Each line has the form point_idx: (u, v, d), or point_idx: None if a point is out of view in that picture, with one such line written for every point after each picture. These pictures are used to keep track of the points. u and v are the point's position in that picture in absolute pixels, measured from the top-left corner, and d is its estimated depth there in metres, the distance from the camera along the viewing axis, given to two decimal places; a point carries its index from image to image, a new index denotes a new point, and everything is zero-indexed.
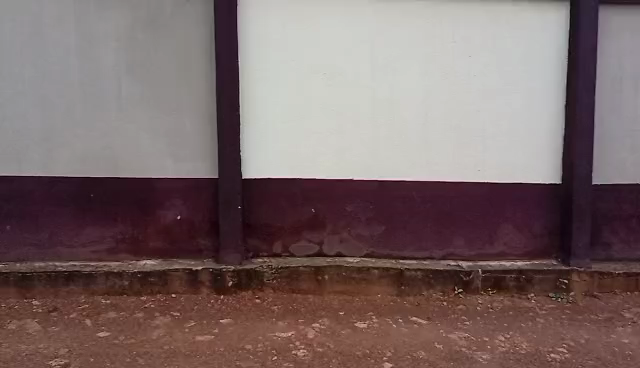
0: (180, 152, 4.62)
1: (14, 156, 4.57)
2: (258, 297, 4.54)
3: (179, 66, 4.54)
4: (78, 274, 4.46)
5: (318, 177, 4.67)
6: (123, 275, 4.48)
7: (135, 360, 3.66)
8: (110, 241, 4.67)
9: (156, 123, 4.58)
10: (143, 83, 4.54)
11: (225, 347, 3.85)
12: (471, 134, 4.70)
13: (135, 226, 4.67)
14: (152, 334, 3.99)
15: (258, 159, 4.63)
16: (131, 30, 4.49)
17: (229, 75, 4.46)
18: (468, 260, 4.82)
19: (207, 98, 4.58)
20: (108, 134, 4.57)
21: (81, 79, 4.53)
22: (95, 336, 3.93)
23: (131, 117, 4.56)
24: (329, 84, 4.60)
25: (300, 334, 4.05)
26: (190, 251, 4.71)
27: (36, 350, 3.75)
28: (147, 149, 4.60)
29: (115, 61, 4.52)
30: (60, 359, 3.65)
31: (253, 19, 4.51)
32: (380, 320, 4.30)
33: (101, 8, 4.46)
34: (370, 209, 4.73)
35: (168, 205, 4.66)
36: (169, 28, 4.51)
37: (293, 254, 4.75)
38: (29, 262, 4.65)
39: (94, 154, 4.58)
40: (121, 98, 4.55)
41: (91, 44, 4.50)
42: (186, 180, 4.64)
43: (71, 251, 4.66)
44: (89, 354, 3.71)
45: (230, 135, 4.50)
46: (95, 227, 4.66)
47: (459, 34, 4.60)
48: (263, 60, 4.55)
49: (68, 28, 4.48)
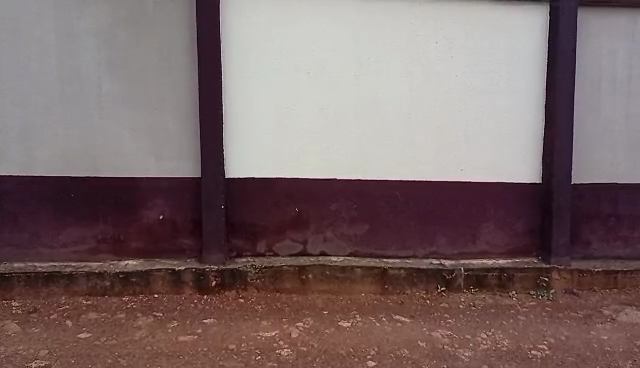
0: (162, 151, 4.58)
1: None
2: (242, 297, 4.52)
3: (161, 64, 4.50)
4: (59, 274, 4.40)
5: (301, 177, 4.67)
6: (104, 275, 4.43)
7: (117, 361, 3.62)
8: (91, 241, 4.61)
9: (138, 122, 4.54)
10: (124, 82, 4.49)
11: (209, 347, 3.83)
12: (453, 134, 4.74)
13: (117, 225, 4.62)
14: (134, 335, 3.95)
15: (241, 159, 4.61)
16: (111, 28, 4.44)
17: (212, 73, 4.44)
18: (451, 259, 4.87)
19: (189, 97, 4.55)
20: (89, 132, 4.51)
21: (61, 78, 4.46)
22: (76, 337, 3.88)
23: (112, 116, 4.51)
24: (313, 83, 4.60)
25: (284, 334, 4.05)
26: (173, 251, 4.67)
27: (15, 352, 3.68)
28: (129, 148, 4.55)
29: (95, 59, 4.46)
30: (40, 361, 3.60)
31: (236, 18, 4.49)
32: (364, 318, 4.32)
33: (82, 5, 4.41)
34: (354, 208, 4.75)
35: (150, 205, 4.62)
36: (151, 26, 4.47)
37: (277, 254, 4.75)
38: (8, 262, 4.57)
39: (75, 154, 4.52)
40: (102, 97, 4.49)
41: (71, 41, 4.44)
42: (168, 179, 4.60)
43: (51, 251, 4.60)
44: (69, 355, 3.66)
45: (213, 134, 4.48)
46: (76, 227, 4.60)
47: (441, 35, 4.64)
48: (246, 59, 4.53)
49: (48, 25, 4.41)
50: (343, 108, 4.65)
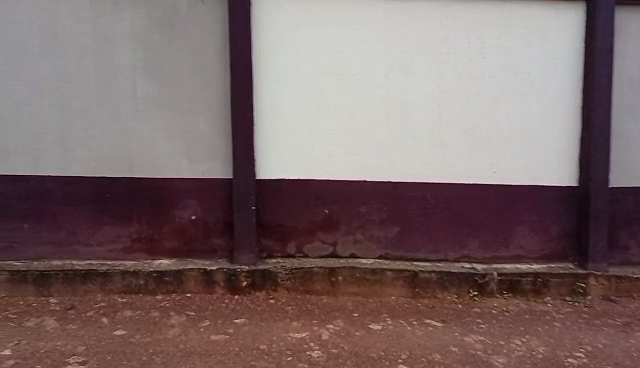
0: (194, 152, 4.65)
1: (30, 156, 4.59)
2: (272, 298, 4.55)
3: (194, 67, 4.57)
4: (95, 273, 4.51)
5: (331, 178, 4.68)
6: (139, 274, 4.53)
7: (151, 359, 3.69)
8: (126, 240, 4.71)
9: (171, 124, 4.62)
10: (158, 84, 4.58)
11: (240, 347, 3.87)
12: (486, 136, 4.67)
13: (150, 225, 4.70)
14: (168, 333, 4.02)
15: (272, 160, 4.64)
16: (146, 31, 4.53)
17: (244, 75, 4.49)
18: (483, 262, 4.79)
19: (221, 99, 4.60)
20: (124, 133, 4.60)
21: (98, 80, 4.56)
22: (112, 334, 3.98)
23: (147, 117, 4.60)
24: (342, 84, 4.60)
25: (314, 336, 4.06)
26: (205, 251, 4.73)
27: (54, 348, 3.79)
28: (162, 149, 4.63)
29: (130, 62, 4.55)
30: (77, 357, 3.70)
31: (268, 21, 4.52)
32: (395, 322, 4.30)
33: (118, 9, 4.50)
34: (384, 210, 4.72)
35: (183, 205, 4.70)
36: (184, 29, 4.54)
37: (307, 255, 4.75)
38: (47, 260, 4.69)
39: (110, 155, 4.62)
40: (137, 99, 4.58)
41: (107, 44, 4.53)
42: (200, 180, 4.67)
43: (88, 249, 4.70)
44: (106, 352, 3.75)
45: (245, 135, 4.53)
46: (112, 227, 4.70)
47: (473, 35, 4.57)
48: (277, 61, 4.56)
49: (85, 29, 4.52)
50: (373, 109, 4.63)
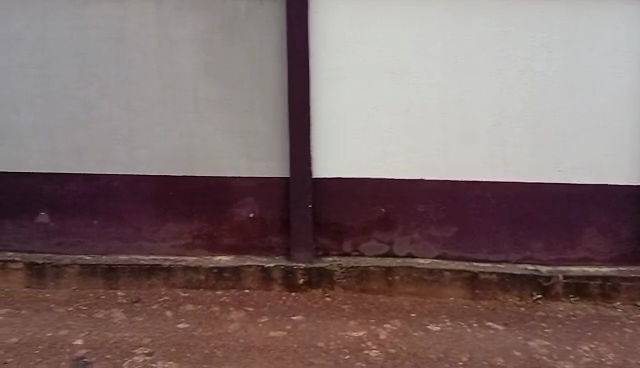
0: (253, 151, 4.74)
1: (99, 156, 4.79)
2: (329, 296, 4.58)
3: (253, 67, 4.66)
4: (159, 268, 4.69)
5: (387, 177, 4.64)
6: (200, 270, 4.67)
7: (213, 352, 3.81)
8: (188, 236, 4.85)
9: (231, 123, 4.73)
10: (218, 85, 4.70)
11: (299, 344, 3.92)
12: (550, 133, 4.49)
13: (210, 222, 4.83)
14: (228, 328, 4.13)
15: (329, 159, 4.66)
16: (207, 33, 4.65)
17: (301, 75, 4.53)
18: (547, 265, 4.61)
19: (279, 99, 4.67)
20: (186, 133, 4.75)
21: (161, 82, 4.71)
22: (175, 327, 4.12)
23: (208, 117, 4.73)
24: (399, 82, 4.55)
25: (371, 335, 4.05)
26: (262, 248, 4.82)
27: (122, 339, 3.97)
28: (222, 148, 4.75)
29: (192, 64, 4.69)
30: (144, 348, 3.86)
31: (324, 20, 4.54)
32: (454, 323, 4.23)
33: (180, 13, 4.63)
34: (442, 210, 4.64)
35: (242, 203, 4.80)
36: (244, 30, 4.63)
37: (363, 254, 4.74)
38: (114, 255, 4.88)
39: (173, 154, 4.77)
40: (198, 99, 4.72)
41: (170, 47, 4.67)
42: (259, 178, 4.76)
43: (152, 245, 4.87)
44: (170, 344, 3.89)
45: (302, 134, 4.57)
46: (174, 224, 4.85)
47: (536, 29, 4.41)
48: (333, 61, 4.57)
49: (149, 32, 4.66)
50: (430, 108, 4.55)
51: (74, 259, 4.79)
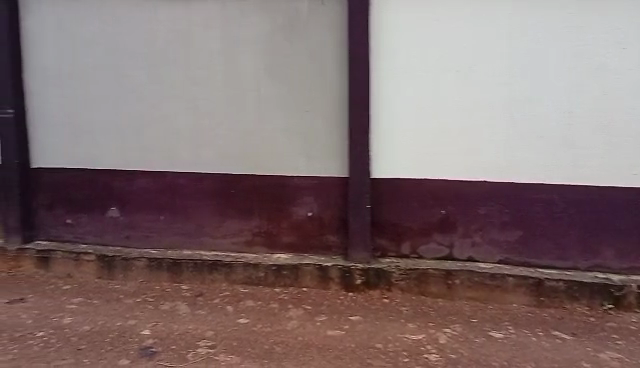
0: (312, 151, 4.78)
1: (165, 155, 4.98)
2: (387, 297, 4.55)
3: (313, 68, 4.70)
4: (220, 263, 4.83)
5: (448, 178, 4.55)
6: (259, 267, 4.77)
7: (273, 348, 3.87)
8: (248, 234, 4.96)
9: (291, 123, 4.79)
10: (279, 85, 4.77)
11: (356, 344, 3.92)
12: (623, 134, 4.26)
13: (270, 221, 4.92)
14: (287, 325, 4.19)
15: (387, 159, 4.63)
16: (269, 35, 4.73)
17: (361, 75, 4.53)
18: (618, 273, 4.38)
19: (338, 99, 4.69)
20: (247, 133, 4.86)
21: (224, 84, 4.84)
22: (236, 322, 4.23)
23: (268, 117, 4.82)
24: (461, 82, 4.45)
25: (431, 338, 4.00)
26: (320, 247, 4.86)
27: (186, 330, 4.09)
28: (282, 148, 4.83)
29: (254, 65, 4.79)
30: (207, 341, 3.95)
31: (386, 19, 4.50)
32: (517, 331, 4.10)
33: (243, 15, 4.74)
34: (506, 213, 4.50)
35: (300, 202, 4.85)
36: (305, 31, 4.68)
37: (422, 256, 4.68)
38: (179, 250, 5.06)
39: (235, 153, 4.89)
40: (259, 100, 4.81)
41: (234, 49, 4.79)
42: (317, 178, 4.80)
43: (214, 241, 5.02)
44: (231, 338, 3.99)
45: (361, 134, 4.57)
46: (235, 221, 4.98)
47: (610, 25, 4.18)
48: (394, 60, 4.53)
49: (214, 34, 4.80)
50: (494, 108, 4.42)
51: (142, 253, 5.00)
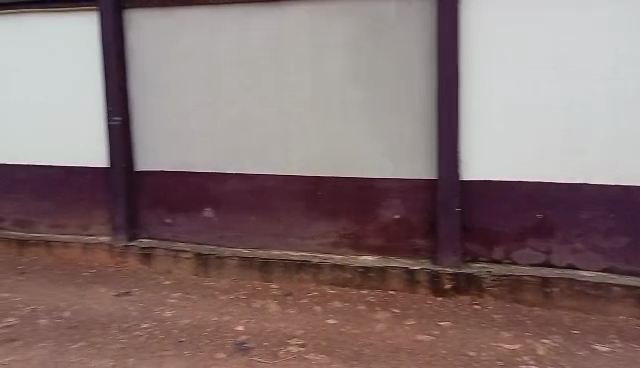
0: (398, 152, 4.74)
1: (255, 158, 5.15)
2: (478, 303, 4.43)
3: (400, 69, 4.67)
4: (308, 264, 4.92)
5: (545, 180, 4.32)
6: (346, 268, 4.81)
7: (362, 350, 3.88)
8: (334, 235, 5.01)
9: (376, 125, 4.79)
10: (365, 88, 4.79)
11: (448, 351, 3.83)
12: None
13: (356, 222, 4.94)
14: (375, 327, 4.18)
15: (478, 161, 4.48)
16: (356, 38, 4.76)
17: (451, 75, 4.42)
18: None
19: (425, 100, 4.63)
20: (333, 135, 4.92)
21: (311, 88, 4.94)
22: (325, 322, 4.29)
23: (354, 120, 4.85)
24: (559, 79, 4.21)
25: (527, 348, 3.82)
26: (407, 250, 4.80)
27: (277, 328, 4.21)
28: (367, 150, 4.83)
29: (341, 68, 4.84)
30: (297, 339, 4.04)
31: (477, 17, 4.36)
32: (625, 345, 3.81)
33: (330, 19, 4.81)
34: (611, 218, 4.20)
35: (387, 205, 4.82)
36: (392, 33, 4.66)
37: (516, 262, 4.48)
38: (268, 250, 5.21)
39: (322, 155, 4.97)
40: (346, 102, 4.85)
41: (321, 53, 4.87)
42: (403, 180, 4.75)
43: (301, 241, 5.12)
44: (321, 338, 4.05)
45: (449, 136, 4.47)
46: (322, 223, 5.04)
47: None
48: (485, 59, 4.38)
49: (302, 40, 4.91)
50: (596, 104, 4.15)
51: (233, 252, 5.21)
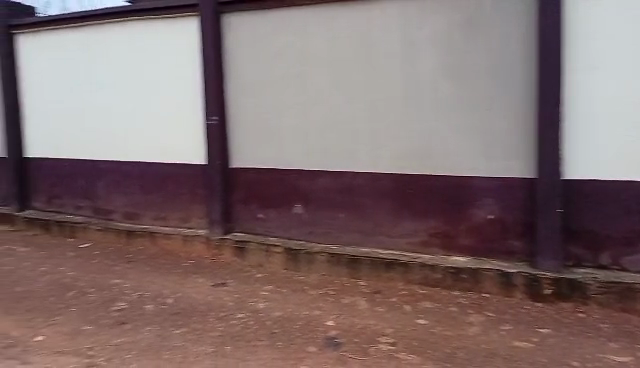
0: (492, 150, 4.57)
1: (345, 156, 5.19)
2: (581, 311, 4.17)
3: (496, 63, 4.50)
4: (397, 263, 4.88)
5: None
6: (436, 268, 4.71)
7: (455, 353, 3.78)
8: (423, 234, 4.92)
9: (470, 122, 4.64)
10: (458, 83, 4.65)
11: (549, 359, 3.63)
12: None
13: (447, 222, 4.81)
14: (469, 330, 4.06)
15: (583, 160, 4.25)
16: (449, 32, 4.64)
17: (554, 70, 4.22)
18: None
19: (524, 95, 4.43)
20: (424, 132, 4.83)
21: (402, 84, 4.87)
22: (415, 322, 4.23)
23: (446, 116, 4.73)
24: None
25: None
26: (501, 252, 4.61)
27: (367, 326, 4.21)
28: (460, 148, 4.70)
29: (433, 64, 4.73)
30: (387, 338, 4.01)
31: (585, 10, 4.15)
32: None
33: (423, 15, 4.72)
34: None
35: (481, 204, 4.65)
36: (488, 26, 4.49)
37: (625, 268, 4.21)
38: (356, 247, 5.24)
39: (412, 153, 4.90)
40: (438, 99, 4.74)
41: (413, 49, 4.80)
42: (498, 179, 4.57)
43: (390, 240, 5.08)
44: (411, 338, 4.00)
45: (551, 133, 4.25)
46: (411, 221, 4.97)
47: None
48: (593, 54, 4.16)
49: (393, 36, 4.86)
50: None
51: (322, 248, 5.30)
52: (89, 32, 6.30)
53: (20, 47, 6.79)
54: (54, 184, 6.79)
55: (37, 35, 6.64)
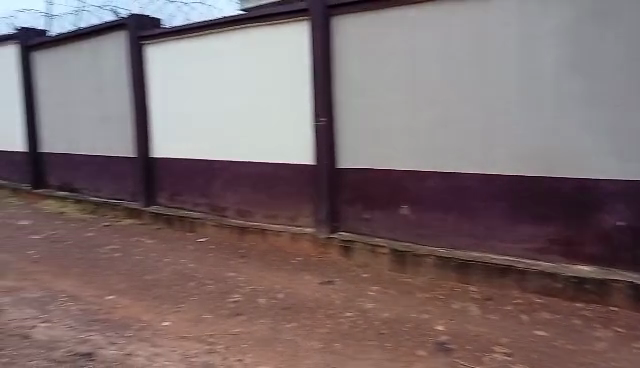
0: (624, 150, 4.20)
1: (456, 157, 5.04)
2: None
3: (630, 56, 4.13)
4: (512, 269, 4.65)
5: None
6: (556, 277, 4.42)
7: None
8: (541, 240, 4.63)
9: (597, 120, 4.30)
10: (584, 79, 4.33)
11: None
12: None
13: (568, 228, 4.49)
14: (595, 346, 3.76)
15: None
16: (574, 25, 4.34)
17: None
18: None
19: None
20: (544, 132, 4.55)
21: (519, 81, 4.63)
22: (533, 333, 4.00)
23: (570, 115, 4.41)
24: None
25: None
26: (633, 263, 4.23)
27: (479, 333, 4.06)
28: (585, 148, 4.36)
29: (554, 59, 4.45)
30: (502, 347, 3.84)
31: None
32: None
33: (545, 7, 4.45)
34: None
35: (609, 210, 4.29)
36: (620, 16, 4.14)
37: None
38: (465, 251, 5.06)
39: (530, 154, 4.63)
40: (560, 96, 4.45)
41: (532, 44, 4.54)
42: (630, 183, 4.19)
43: (503, 245, 4.84)
44: (529, 350, 3.78)
45: None
46: (527, 226, 4.70)
47: None
48: None
49: (510, 31, 4.64)
50: None
51: (431, 250, 5.19)
52: (207, 40, 6.75)
53: (147, 56, 7.44)
54: (176, 182, 7.36)
55: (162, 44, 7.24)
